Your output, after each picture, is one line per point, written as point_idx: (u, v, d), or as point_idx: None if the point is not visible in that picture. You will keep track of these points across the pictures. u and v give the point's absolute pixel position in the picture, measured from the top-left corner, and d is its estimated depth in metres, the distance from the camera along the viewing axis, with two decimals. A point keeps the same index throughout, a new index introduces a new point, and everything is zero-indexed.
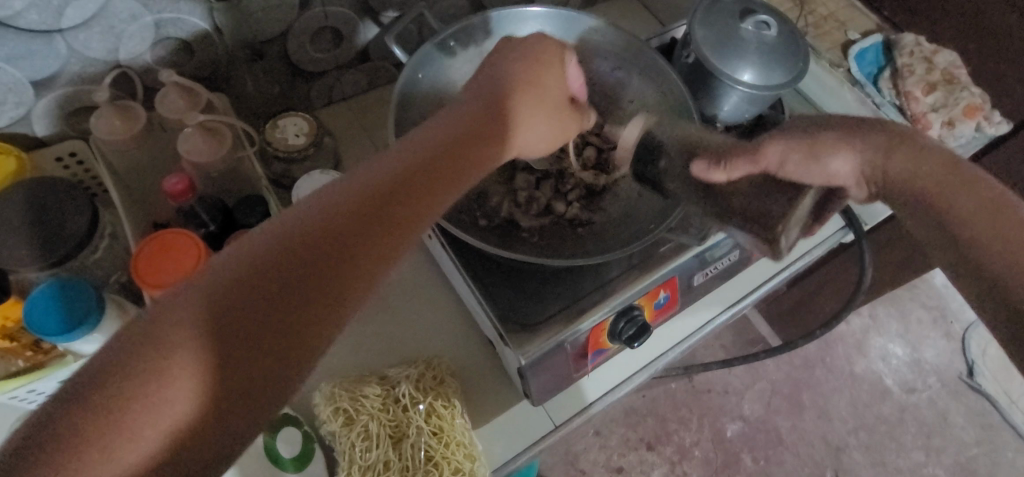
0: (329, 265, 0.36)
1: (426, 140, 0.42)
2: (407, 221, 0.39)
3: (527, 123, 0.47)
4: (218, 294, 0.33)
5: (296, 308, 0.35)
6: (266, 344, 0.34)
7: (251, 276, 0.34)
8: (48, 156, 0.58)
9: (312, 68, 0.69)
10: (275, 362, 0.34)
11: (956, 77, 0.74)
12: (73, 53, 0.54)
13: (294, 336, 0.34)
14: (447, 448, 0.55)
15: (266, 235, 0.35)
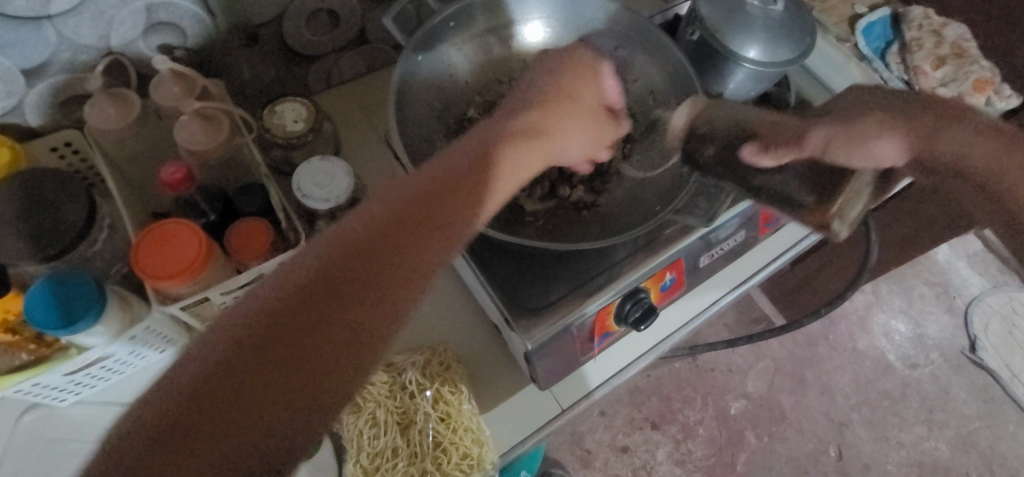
0: (360, 283, 0.37)
1: (452, 163, 0.44)
2: (416, 254, 0.39)
3: (566, 130, 0.51)
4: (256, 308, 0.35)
5: (329, 321, 0.36)
6: (300, 359, 0.35)
7: (265, 315, 0.35)
8: (41, 147, 0.56)
9: (307, 51, 0.67)
10: (309, 379, 0.35)
11: (966, 50, 0.72)
12: (63, 41, 0.53)
13: (304, 371, 0.35)
14: (455, 433, 0.55)
15: (305, 257, 0.38)
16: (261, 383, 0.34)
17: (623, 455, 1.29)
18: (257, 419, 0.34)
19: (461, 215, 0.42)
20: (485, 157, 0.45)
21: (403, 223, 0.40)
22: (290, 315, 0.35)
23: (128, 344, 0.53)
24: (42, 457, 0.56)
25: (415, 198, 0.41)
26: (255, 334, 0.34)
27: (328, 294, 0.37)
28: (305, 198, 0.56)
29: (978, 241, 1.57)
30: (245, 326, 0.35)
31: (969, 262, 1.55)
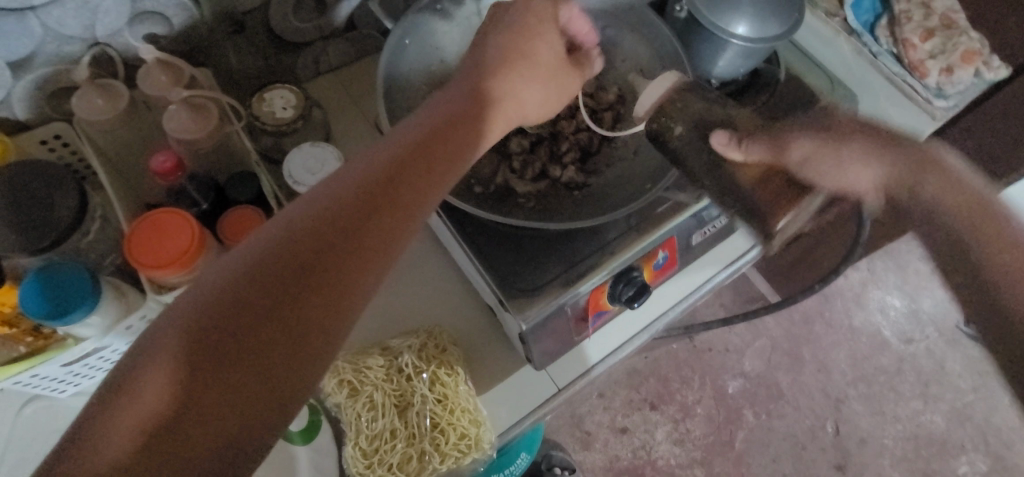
0: (307, 266, 0.36)
1: (406, 130, 0.42)
2: (371, 240, 0.38)
3: (522, 89, 0.47)
4: (201, 305, 0.35)
5: (277, 310, 0.35)
6: (248, 352, 0.35)
7: (212, 325, 0.34)
8: (30, 140, 0.56)
9: (295, 39, 0.67)
10: (261, 369, 0.35)
11: (955, 21, 0.71)
12: (48, 32, 0.52)
13: (252, 363, 0.35)
14: (452, 414, 0.55)
15: (251, 245, 0.37)
16: (206, 398, 0.33)
17: (622, 436, 1.31)
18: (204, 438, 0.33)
19: (416, 184, 0.40)
20: (443, 122, 0.42)
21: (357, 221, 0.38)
22: (240, 325, 0.35)
23: (123, 334, 0.52)
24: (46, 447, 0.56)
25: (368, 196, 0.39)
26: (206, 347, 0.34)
27: (274, 282, 0.36)
28: (296, 184, 0.56)
29: None
30: (190, 325, 0.34)
31: None
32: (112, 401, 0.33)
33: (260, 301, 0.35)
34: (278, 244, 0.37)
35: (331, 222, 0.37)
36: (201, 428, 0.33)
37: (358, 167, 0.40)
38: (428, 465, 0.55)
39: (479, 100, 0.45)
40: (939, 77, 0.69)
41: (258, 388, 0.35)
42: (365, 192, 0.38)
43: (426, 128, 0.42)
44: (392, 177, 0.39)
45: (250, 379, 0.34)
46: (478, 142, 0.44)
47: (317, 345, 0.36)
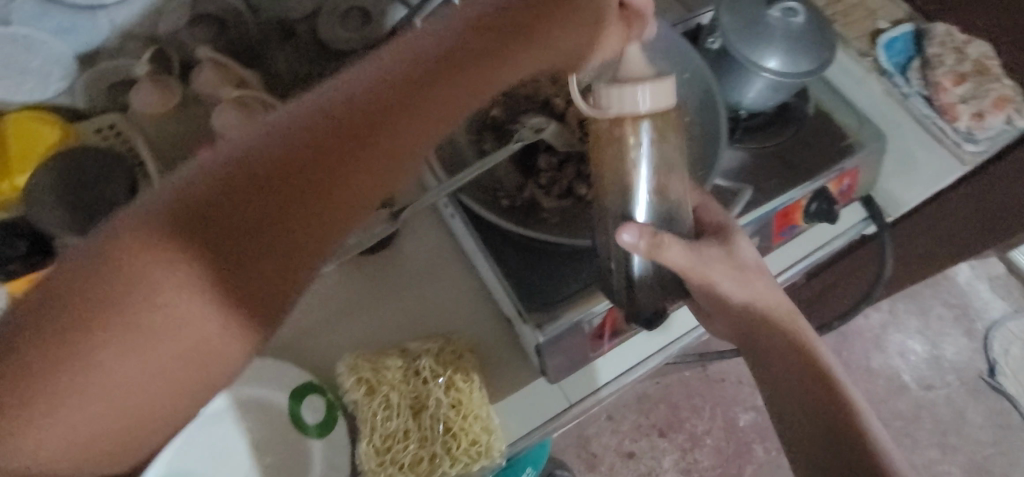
0: (310, 170, 0.34)
1: (425, 44, 0.40)
2: (376, 152, 0.36)
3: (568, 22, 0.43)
4: (190, 193, 0.31)
5: (272, 210, 0.33)
6: (236, 251, 0.32)
7: (201, 216, 0.31)
8: (88, 127, 0.60)
9: (338, 46, 0.65)
10: (247, 272, 0.33)
11: (989, 68, 0.72)
12: (114, 29, 0.56)
13: (238, 264, 0.32)
14: (465, 420, 0.57)
15: (249, 137, 0.34)
16: (185, 297, 0.31)
17: (629, 461, 1.30)
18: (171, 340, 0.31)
19: (432, 101, 0.38)
20: (470, 44, 0.40)
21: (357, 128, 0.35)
22: (220, 233, 0.32)
23: None
24: None
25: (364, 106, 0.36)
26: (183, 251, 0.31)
27: (273, 180, 0.33)
28: None
29: (1001, 265, 1.53)
30: (176, 213, 0.31)
31: (990, 285, 1.51)
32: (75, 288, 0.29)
33: (255, 197, 0.32)
34: (269, 155, 0.33)
35: (332, 136, 0.35)
36: (177, 345, 0.31)
37: (372, 76, 0.37)
38: (437, 468, 0.55)
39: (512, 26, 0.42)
40: (969, 121, 0.69)
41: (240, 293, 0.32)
42: (379, 102, 0.36)
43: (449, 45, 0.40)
44: (408, 91, 0.37)
45: (234, 282, 0.32)
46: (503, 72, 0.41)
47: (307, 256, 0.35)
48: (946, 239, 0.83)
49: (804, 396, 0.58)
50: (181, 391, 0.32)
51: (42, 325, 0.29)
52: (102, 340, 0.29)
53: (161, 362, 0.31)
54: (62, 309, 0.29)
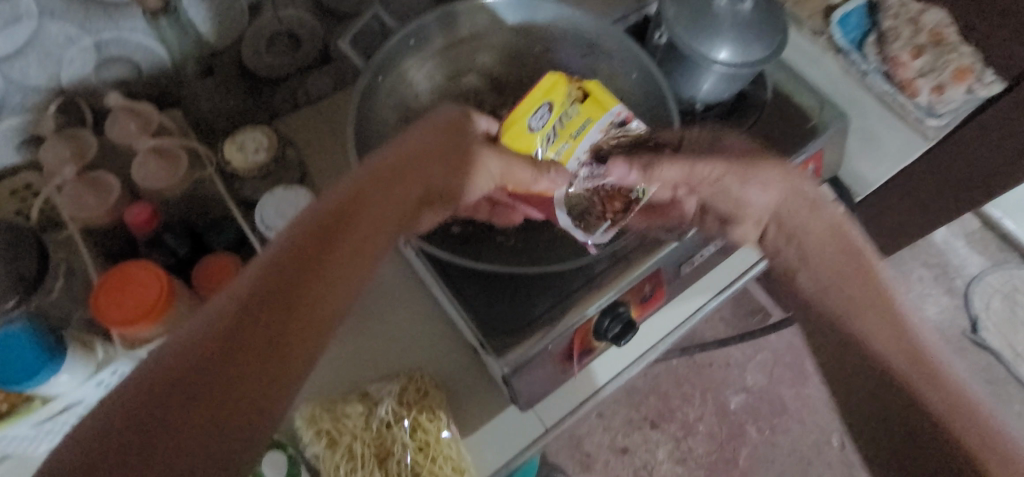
0: (313, 237, 0.43)
1: (121, 136, 0.54)
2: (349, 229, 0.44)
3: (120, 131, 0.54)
4: (293, 253, 0.42)
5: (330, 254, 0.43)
6: (269, 303, 0.40)
7: (317, 257, 0.42)
8: (0, 191, 0.56)
9: (268, 75, 0.65)
10: (258, 294, 0.40)
11: (946, 37, 0.65)
12: (11, 84, 0.52)
13: (274, 295, 0.41)
14: (434, 462, 0.53)
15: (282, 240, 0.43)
16: (279, 277, 0.41)
17: (623, 456, 1.25)
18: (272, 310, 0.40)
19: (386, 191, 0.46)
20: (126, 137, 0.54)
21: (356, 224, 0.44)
22: (315, 261, 0.42)
23: (95, 389, 0.52)
24: None
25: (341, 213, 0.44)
26: (279, 282, 0.41)
27: (310, 244, 0.43)
28: (268, 230, 0.55)
29: (976, 219, 1.50)
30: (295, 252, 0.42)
31: (968, 241, 1.48)
32: (294, 296, 0.41)
33: (330, 234, 0.43)
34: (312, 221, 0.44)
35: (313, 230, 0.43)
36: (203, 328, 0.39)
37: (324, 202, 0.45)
38: None
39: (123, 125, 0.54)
40: (930, 96, 0.64)
41: (278, 281, 0.41)
42: (312, 235, 0.43)
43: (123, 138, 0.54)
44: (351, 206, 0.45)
45: (269, 275, 0.41)
46: (138, 169, 0.53)
47: (305, 263, 0.42)
48: (936, 193, 0.80)
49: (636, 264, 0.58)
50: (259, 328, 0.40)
51: (298, 307, 0.41)
52: (322, 274, 0.42)
53: (223, 311, 0.39)
54: (278, 300, 0.41)
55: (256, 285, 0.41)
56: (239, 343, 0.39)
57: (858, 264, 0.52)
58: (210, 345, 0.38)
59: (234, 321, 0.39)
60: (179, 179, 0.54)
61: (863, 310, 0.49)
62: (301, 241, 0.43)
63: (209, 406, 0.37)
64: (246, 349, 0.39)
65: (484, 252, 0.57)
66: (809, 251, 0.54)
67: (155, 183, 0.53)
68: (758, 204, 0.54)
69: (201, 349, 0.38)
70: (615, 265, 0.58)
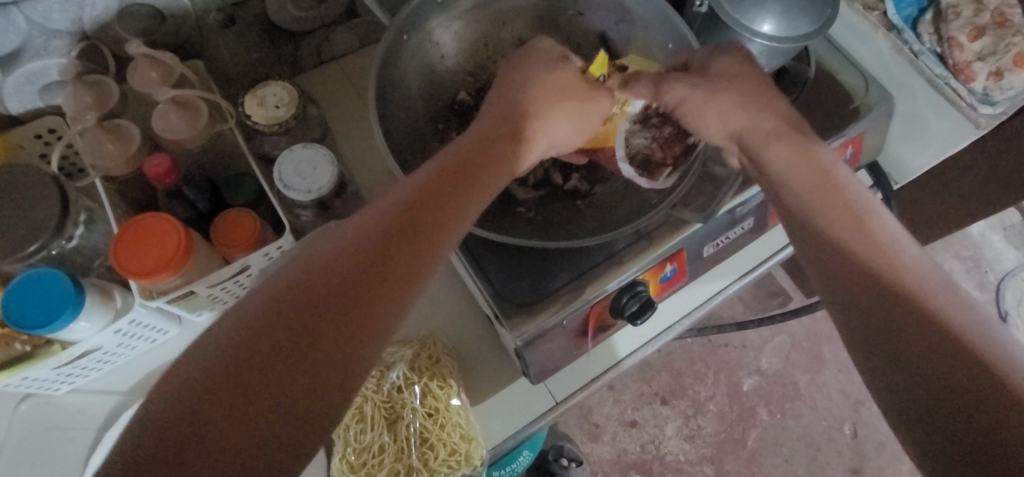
0: (403, 222, 0.39)
1: (143, 85, 0.53)
2: (439, 215, 0.41)
3: (143, 80, 0.53)
4: (379, 234, 0.39)
5: (417, 243, 0.39)
6: (349, 288, 0.36)
7: (405, 244, 0.39)
8: (24, 134, 0.56)
9: (293, 28, 0.64)
10: (336, 276, 0.37)
11: (1009, 18, 0.61)
12: (33, 26, 0.51)
13: (355, 281, 0.37)
14: (442, 429, 0.54)
15: (369, 216, 0.40)
16: (362, 261, 0.37)
17: (631, 430, 1.26)
18: (350, 297, 0.36)
19: (471, 176, 0.43)
20: (147, 86, 0.53)
21: (444, 211, 0.41)
22: (403, 245, 0.39)
23: (113, 336, 0.53)
24: (42, 445, 0.56)
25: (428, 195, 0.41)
26: (362, 264, 0.37)
27: (399, 227, 0.39)
28: (286, 187, 0.53)
29: (1017, 213, 1.44)
30: (383, 233, 0.39)
31: (1005, 235, 1.43)
32: (376, 285, 0.37)
33: (418, 218, 0.40)
34: (405, 201, 0.40)
35: (403, 212, 0.40)
36: (273, 308, 0.35)
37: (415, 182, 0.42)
38: None
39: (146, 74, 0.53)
40: (986, 82, 0.60)
41: (360, 263, 0.37)
42: (402, 218, 0.40)
43: (145, 88, 0.53)
44: (439, 189, 0.41)
45: (353, 256, 0.37)
46: (160, 119, 0.53)
47: (393, 246, 0.38)
48: (980, 184, 0.77)
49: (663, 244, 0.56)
50: (336, 315, 0.36)
51: (379, 297, 0.37)
52: (410, 262, 0.39)
53: (299, 289, 0.36)
54: (359, 283, 0.37)
55: (338, 264, 0.37)
56: (313, 332, 0.35)
57: (849, 200, 0.44)
58: (279, 328, 0.34)
59: (307, 305, 0.35)
60: (199, 132, 0.54)
61: (856, 238, 0.41)
62: (388, 220, 0.39)
63: (293, 396, 0.34)
64: (318, 338, 0.35)
65: (517, 226, 0.55)
66: (797, 188, 0.45)
67: (176, 136, 0.53)
68: (731, 133, 0.51)
69: (268, 333, 0.34)
70: (636, 243, 0.57)
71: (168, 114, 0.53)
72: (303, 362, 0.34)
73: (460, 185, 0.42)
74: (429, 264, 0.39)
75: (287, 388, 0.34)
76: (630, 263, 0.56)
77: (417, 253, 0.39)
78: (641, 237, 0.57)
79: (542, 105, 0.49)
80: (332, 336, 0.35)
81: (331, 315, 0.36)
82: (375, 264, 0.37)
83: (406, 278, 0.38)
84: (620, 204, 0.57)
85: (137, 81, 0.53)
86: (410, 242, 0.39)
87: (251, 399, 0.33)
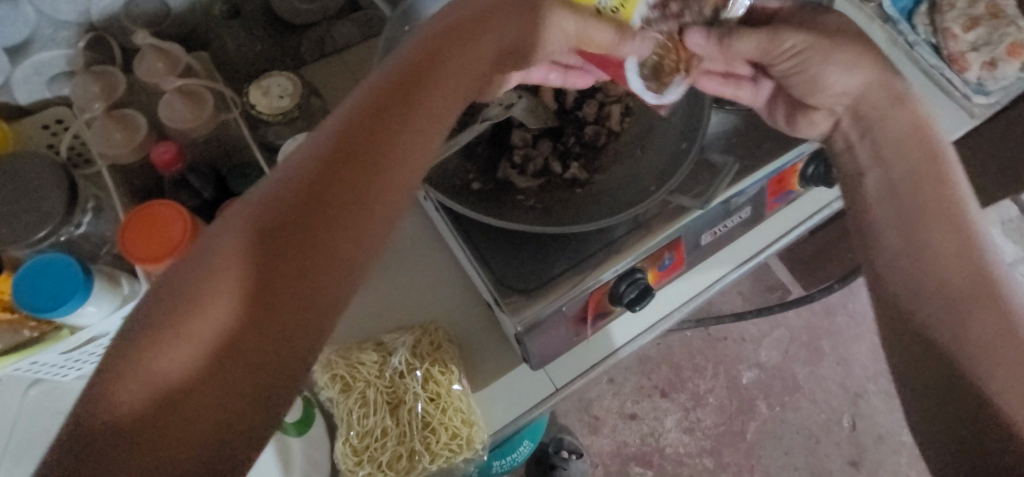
0: (353, 149, 0.37)
1: (149, 77, 0.54)
2: (393, 137, 0.38)
3: (148, 71, 0.54)
4: (321, 165, 0.36)
5: (374, 170, 0.37)
6: (302, 233, 0.35)
7: (354, 172, 0.37)
8: (33, 124, 0.57)
9: (296, 21, 0.65)
10: (286, 224, 0.35)
11: (1003, 9, 0.63)
12: (42, 17, 0.52)
13: (308, 226, 0.35)
14: (444, 413, 0.54)
15: (312, 145, 0.37)
16: (311, 200, 0.35)
17: (631, 422, 1.27)
18: (303, 240, 0.35)
19: (428, 92, 0.40)
20: (152, 77, 0.54)
21: (399, 133, 0.38)
22: (352, 175, 0.37)
23: (120, 322, 0.53)
24: (50, 430, 0.57)
25: (375, 118, 0.38)
26: (309, 203, 0.35)
27: (348, 154, 0.37)
28: None
29: (1015, 208, 1.44)
30: (327, 165, 0.36)
31: (1003, 230, 1.43)
32: (334, 223, 0.36)
33: (366, 143, 0.37)
34: (349, 125, 0.37)
35: (348, 138, 0.37)
36: (218, 273, 0.33)
37: (353, 105, 0.38)
38: (418, 464, 0.54)
39: (151, 66, 0.54)
40: (981, 72, 0.60)
41: (308, 203, 0.35)
42: (346, 144, 0.37)
43: (151, 79, 0.54)
44: (389, 109, 0.38)
45: (297, 197, 0.35)
46: (166, 109, 0.54)
47: (343, 181, 0.36)
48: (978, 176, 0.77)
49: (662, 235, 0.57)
50: (290, 263, 0.34)
51: (339, 234, 0.36)
52: (365, 192, 0.37)
53: (231, 248, 0.34)
54: (313, 222, 0.35)
55: (280, 209, 0.35)
56: (272, 284, 0.34)
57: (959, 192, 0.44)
58: (229, 292, 0.33)
59: (258, 260, 0.34)
60: (204, 120, 0.54)
61: (938, 223, 0.43)
62: (330, 150, 0.36)
63: (240, 381, 0.33)
64: (282, 290, 0.34)
65: (510, 213, 0.56)
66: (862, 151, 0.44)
67: (182, 124, 0.54)
68: (838, 91, 0.50)
69: (223, 299, 0.33)
70: (634, 232, 0.57)
71: (176, 103, 0.54)
72: (266, 321, 0.34)
73: (416, 103, 0.39)
74: (393, 185, 0.38)
75: (261, 342, 0.34)
76: (629, 250, 0.57)
77: (372, 179, 0.37)
78: (639, 226, 0.57)
79: (456, 48, 0.41)
80: (291, 284, 0.34)
81: (287, 264, 0.34)
82: (331, 202, 0.36)
83: (370, 207, 0.37)
84: (620, 194, 0.57)
85: (144, 71, 0.54)
86: (364, 172, 0.37)
87: (220, 369, 0.33)
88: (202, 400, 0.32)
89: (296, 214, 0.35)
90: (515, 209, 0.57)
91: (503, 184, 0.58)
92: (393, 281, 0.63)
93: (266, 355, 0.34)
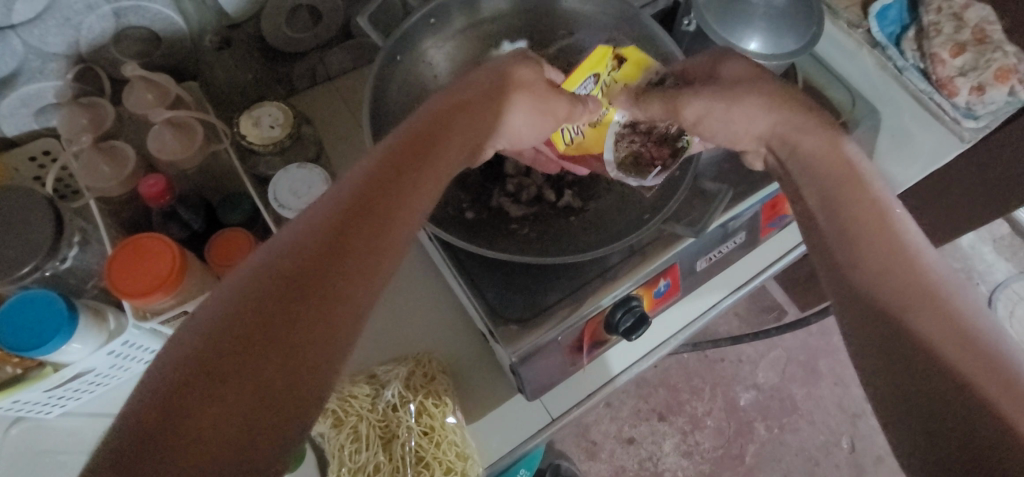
0: (363, 200, 0.36)
1: (138, 108, 0.54)
2: (405, 193, 0.38)
3: (137, 102, 0.54)
4: (334, 214, 0.35)
5: (385, 221, 0.36)
6: (310, 275, 0.33)
7: (366, 222, 0.35)
8: (19, 156, 0.56)
9: (289, 49, 0.65)
10: (292, 266, 0.33)
11: (989, 35, 0.63)
12: (30, 50, 0.52)
13: (316, 268, 0.33)
14: (438, 447, 0.53)
15: (326, 198, 0.36)
16: (320, 244, 0.34)
17: (629, 446, 1.25)
18: (312, 282, 0.33)
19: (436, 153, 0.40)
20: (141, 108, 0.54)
21: (408, 187, 0.38)
22: (363, 224, 0.35)
23: (107, 357, 0.52)
24: (31, 469, 0.55)
25: (386, 173, 0.38)
26: (318, 247, 0.34)
27: (361, 204, 0.36)
28: (281, 207, 0.54)
29: (1005, 225, 1.45)
30: (339, 215, 0.35)
31: (995, 247, 1.44)
32: (344, 267, 0.34)
33: (378, 194, 0.37)
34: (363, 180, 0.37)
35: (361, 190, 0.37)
36: (221, 310, 0.32)
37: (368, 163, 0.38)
38: None
39: (141, 97, 0.54)
40: (969, 96, 0.61)
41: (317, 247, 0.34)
42: (359, 196, 0.36)
43: (140, 110, 0.54)
44: (401, 166, 0.38)
45: (306, 241, 0.34)
46: (155, 141, 0.53)
47: (353, 228, 0.35)
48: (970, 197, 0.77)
49: (655, 262, 0.56)
50: (296, 302, 0.32)
51: (347, 278, 0.34)
52: (375, 241, 0.35)
53: (239, 287, 0.33)
54: (322, 265, 0.34)
55: (288, 252, 0.33)
56: (276, 325, 0.32)
57: None
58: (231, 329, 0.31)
59: (262, 298, 0.32)
60: (194, 152, 0.54)
61: (865, 239, 0.39)
62: (342, 202, 0.36)
63: (234, 421, 0.30)
64: (285, 330, 0.32)
65: (501, 242, 0.56)
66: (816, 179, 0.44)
67: (171, 155, 0.53)
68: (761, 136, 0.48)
69: (223, 337, 0.31)
70: (628, 260, 0.57)
71: (165, 134, 0.53)
72: (264, 361, 0.31)
73: (426, 161, 0.39)
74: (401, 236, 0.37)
75: (258, 383, 0.31)
76: (624, 278, 0.56)
77: (384, 229, 0.36)
78: (632, 253, 0.57)
79: (462, 115, 0.43)
80: (296, 325, 0.32)
81: (294, 302, 0.32)
82: (340, 246, 0.34)
83: (380, 255, 0.35)
84: (612, 222, 0.57)
85: (132, 103, 0.54)
86: (374, 222, 0.36)
87: (215, 406, 0.30)
88: (192, 439, 0.29)
89: (304, 258, 0.33)
90: (508, 239, 0.56)
91: (497, 212, 0.58)
92: (388, 313, 0.62)
93: (263, 397, 0.31)
